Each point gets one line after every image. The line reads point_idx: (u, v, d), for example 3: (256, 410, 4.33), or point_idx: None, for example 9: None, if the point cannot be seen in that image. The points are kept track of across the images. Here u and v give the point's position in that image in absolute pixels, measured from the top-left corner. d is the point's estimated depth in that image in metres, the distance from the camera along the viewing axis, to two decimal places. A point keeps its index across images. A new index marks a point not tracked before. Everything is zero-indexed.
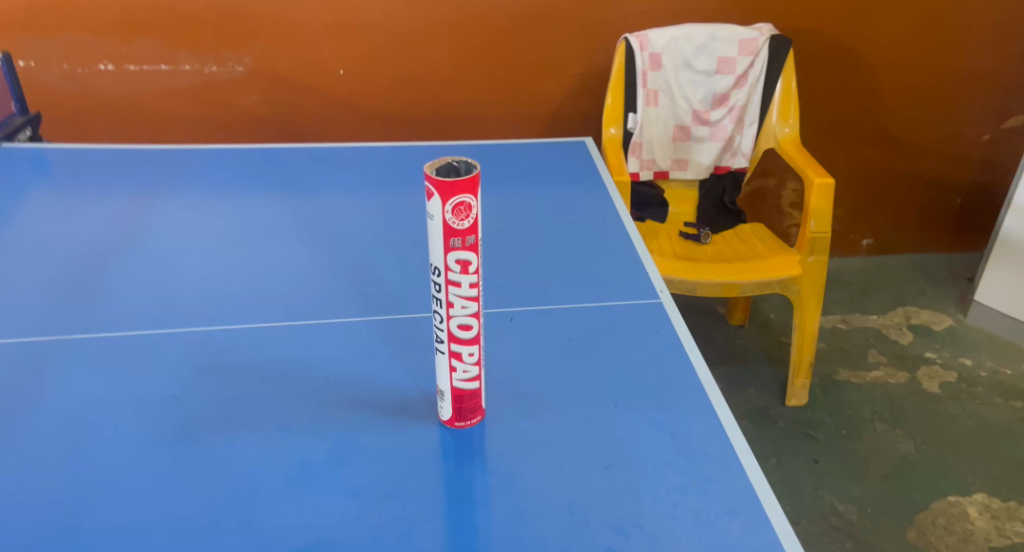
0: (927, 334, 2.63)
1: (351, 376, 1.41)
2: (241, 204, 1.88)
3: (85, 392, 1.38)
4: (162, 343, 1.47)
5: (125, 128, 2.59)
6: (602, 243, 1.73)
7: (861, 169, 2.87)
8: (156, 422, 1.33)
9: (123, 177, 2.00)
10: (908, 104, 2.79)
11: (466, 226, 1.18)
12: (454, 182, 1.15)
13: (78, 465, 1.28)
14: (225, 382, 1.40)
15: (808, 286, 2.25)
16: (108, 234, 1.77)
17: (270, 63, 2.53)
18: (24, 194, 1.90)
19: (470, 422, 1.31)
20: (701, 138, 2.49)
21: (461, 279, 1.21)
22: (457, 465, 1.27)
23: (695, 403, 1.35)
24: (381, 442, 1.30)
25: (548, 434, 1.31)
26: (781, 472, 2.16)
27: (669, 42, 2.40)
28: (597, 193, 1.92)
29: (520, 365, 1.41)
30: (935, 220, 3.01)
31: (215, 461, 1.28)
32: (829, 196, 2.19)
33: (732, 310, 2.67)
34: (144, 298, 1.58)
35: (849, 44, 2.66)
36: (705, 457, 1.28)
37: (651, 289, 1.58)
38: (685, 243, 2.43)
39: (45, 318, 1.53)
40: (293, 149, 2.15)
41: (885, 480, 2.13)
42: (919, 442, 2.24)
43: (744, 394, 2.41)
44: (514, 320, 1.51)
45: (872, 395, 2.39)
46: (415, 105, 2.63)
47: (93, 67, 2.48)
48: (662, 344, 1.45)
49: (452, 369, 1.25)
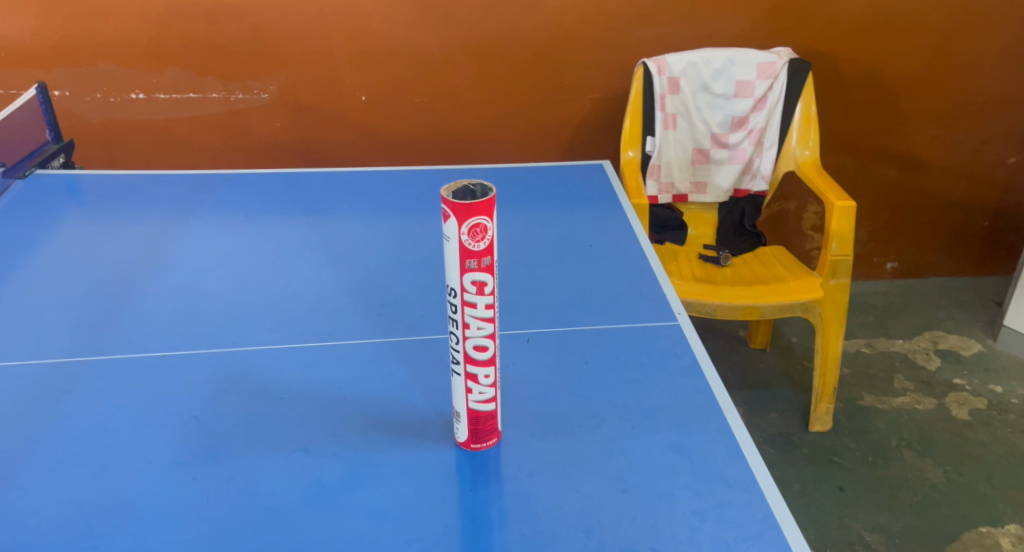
0: (955, 360, 2.59)
1: (367, 398, 1.41)
2: (262, 228, 1.91)
3: (109, 412, 1.40)
4: (185, 364, 1.49)
5: (153, 155, 2.64)
6: (618, 265, 1.73)
7: (887, 191, 2.86)
8: (176, 442, 1.35)
9: (149, 202, 2.03)
10: (933, 125, 2.77)
11: (482, 247, 1.18)
12: (471, 204, 1.15)
13: (100, 483, 1.29)
14: (244, 402, 1.41)
15: (830, 309, 2.23)
16: (136, 258, 1.80)
17: (295, 90, 2.57)
18: (55, 219, 1.95)
19: (485, 444, 1.31)
20: (721, 160, 2.49)
21: (477, 300, 1.20)
22: (471, 487, 1.27)
23: (712, 426, 1.34)
24: (397, 463, 1.30)
25: (563, 457, 1.30)
26: (806, 499, 2.13)
27: (687, 66, 2.41)
28: (616, 215, 1.92)
29: (535, 386, 1.41)
30: (963, 243, 2.97)
31: (233, 482, 1.29)
32: (850, 218, 2.18)
33: (754, 333, 2.65)
34: (169, 320, 1.60)
35: (872, 66, 2.66)
36: (723, 482, 1.26)
37: (668, 312, 1.58)
38: (704, 265, 2.42)
39: (73, 339, 1.56)
40: (314, 173, 2.18)
41: (914, 509, 2.10)
42: (949, 470, 2.20)
43: (766, 418, 2.39)
44: (531, 342, 1.51)
45: (898, 421, 2.35)
46: (437, 131, 2.66)
47: (124, 97, 2.54)
48: (679, 367, 1.45)
49: (468, 391, 1.25)
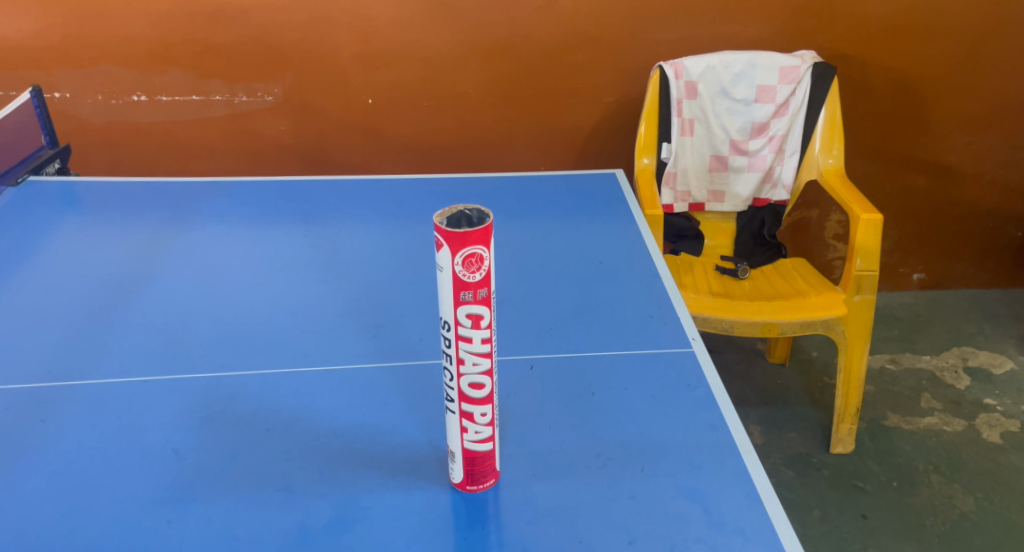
0: (986, 378, 2.48)
1: (359, 430, 1.32)
2: (260, 239, 1.82)
3: (85, 444, 1.32)
4: (168, 390, 1.41)
5: (154, 158, 2.56)
6: (630, 284, 1.63)
7: (914, 199, 2.74)
8: (154, 479, 1.26)
9: (145, 209, 1.95)
10: (963, 131, 2.65)
11: (478, 278, 1.09)
12: (465, 233, 1.06)
13: (73, 524, 1.21)
14: (229, 433, 1.32)
15: (854, 327, 2.12)
16: (126, 270, 1.71)
17: (300, 93, 2.48)
18: (49, 227, 1.87)
19: (481, 486, 1.22)
20: (740, 168, 2.38)
21: (472, 334, 1.11)
22: (466, 533, 1.18)
23: (728, 468, 1.24)
24: (388, 506, 1.22)
25: (566, 501, 1.21)
26: (826, 526, 2.03)
27: (705, 70, 2.31)
28: (628, 228, 1.83)
29: (538, 419, 1.32)
30: (994, 254, 2.85)
31: (212, 525, 1.21)
32: (876, 232, 2.08)
33: (773, 347, 2.55)
34: (157, 340, 1.52)
35: (900, 69, 2.54)
36: (739, 534, 1.17)
37: (683, 337, 1.48)
38: (721, 278, 2.32)
39: (54, 360, 1.48)
40: (315, 181, 2.09)
41: (941, 539, 2.00)
42: (980, 498, 2.09)
43: (785, 437, 2.29)
44: (534, 369, 1.41)
45: (926, 444, 2.25)
46: (446, 135, 2.56)
47: (126, 99, 2.46)
48: (693, 400, 1.35)
49: (463, 430, 1.16)
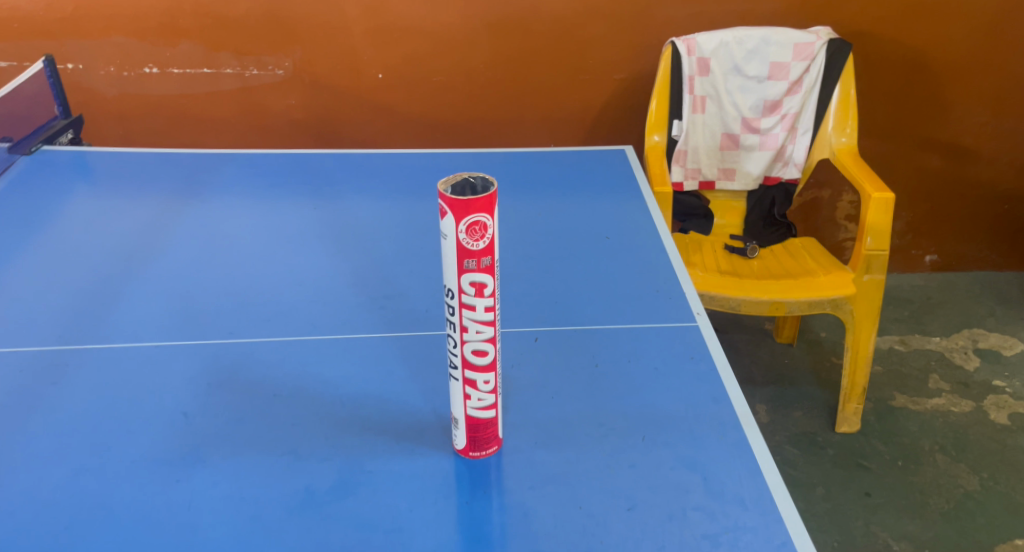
0: (995, 360, 2.47)
1: (363, 398, 1.33)
2: (269, 211, 1.83)
3: (94, 406, 1.32)
4: (177, 356, 1.41)
5: (165, 131, 2.56)
6: (635, 259, 1.63)
7: (928, 180, 2.72)
8: (163, 441, 1.27)
9: (156, 179, 1.96)
10: (978, 112, 2.63)
11: (481, 247, 1.09)
12: (469, 201, 1.06)
13: (81, 483, 1.21)
14: (236, 398, 1.33)
15: (862, 306, 2.12)
16: (138, 239, 1.72)
17: (311, 66, 2.48)
18: (61, 195, 1.88)
19: (484, 452, 1.23)
20: (751, 146, 2.37)
21: (475, 302, 1.12)
22: (469, 498, 1.18)
23: (729, 439, 1.25)
24: (391, 470, 1.22)
25: (567, 469, 1.22)
26: (830, 504, 2.03)
27: (718, 46, 2.30)
28: (637, 205, 1.82)
29: (542, 390, 1.33)
30: (1006, 236, 2.84)
31: (217, 486, 1.21)
32: (887, 211, 2.06)
33: (780, 327, 2.55)
34: (167, 308, 1.52)
35: (914, 48, 2.52)
36: (738, 503, 1.17)
37: (688, 311, 1.48)
38: (730, 256, 2.32)
39: (65, 326, 1.48)
40: (324, 154, 2.09)
41: (945, 518, 2.00)
42: (985, 478, 2.09)
43: (791, 417, 2.29)
44: (539, 341, 1.42)
45: (932, 424, 2.24)
46: (456, 110, 2.56)
47: (138, 71, 2.47)
48: (697, 373, 1.35)
49: (466, 397, 1.17)
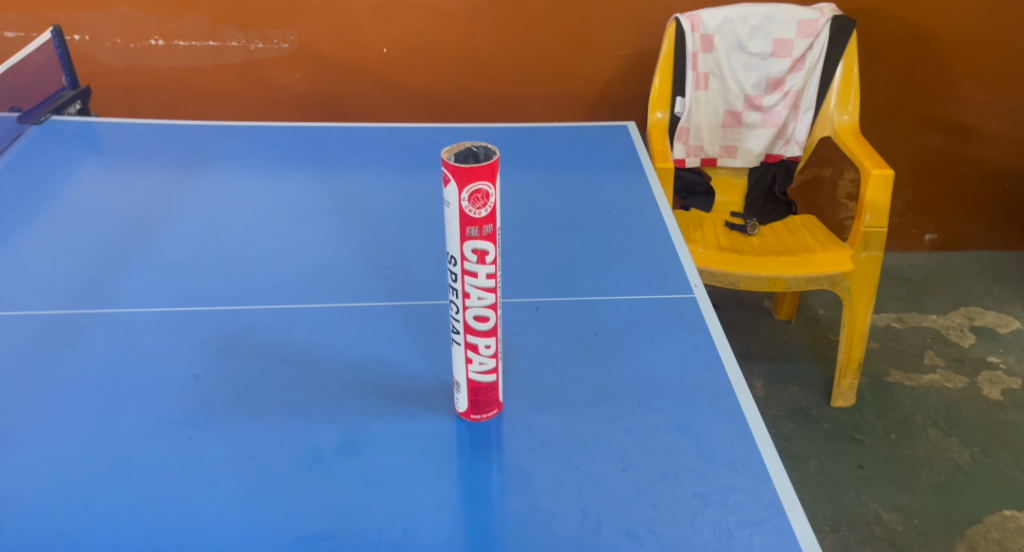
0: (990, 337, 2.50)
1: (368, 362, 1.37)
2: (275, 183, 1.85)
3: (107, 368, 1.36)
4: (187, 321, 1.45)
5: (171, 103, 2.58)
6: (636, 233, 1.66)
7: (929, 158, 2.74)
8: (175, 401, 1.30)
9: (163, 149, 1.98)
10: (979, 90, 2.64)
11: (484, 215, 1.12)
12: (472, 168, 1.09)
13: (94, 441, 1.25)
14: (245, 362, 1.37)
15: (860, 282, 2.15)
16: (147, 209, 1.75)
17: (316, 41, 2.50)
18: (70, 164, 1.91)
19: (485, 415, 1.26)
20: (753, 124, 2.39)
21: (478, 269, 1.15)
22: (470, 458, 1.22)
23: (722, 406, 1.28)
24: (395, 431, 1.25)
25: (565, 432, 1.25)
26: (822, 476, 2.07)
27: (722, 23, 2.31)
28: (638, 180, 1.85)
29: (541, 357, 1.36)
30: (1005, 215, 2.86)
31: (227, 444, 1.24)
32: (886, 187, 2.09)
33: (779, 304, 2.58)
34: (176, 276, 1.56)
35: (916, 26, 2.53)
36: (729, 465, 1.20)
37: (685, 284, 1.51)
38: (730, 233, 2.35)
39: (77, 292, 1.52)
40: (329, 127, 2.12)
41: (936, 489, 2.03)
42: (976, 451, 2.13)
43: (787, 391, 2.32)
44: (539, 311, 1.45)
45: (926, 399, 2.28)
46: (460, 86, 2.58)
47: (145, 43, 2.49)
48: (693, 343, 1.38)
49: (468, 361, 1.20)
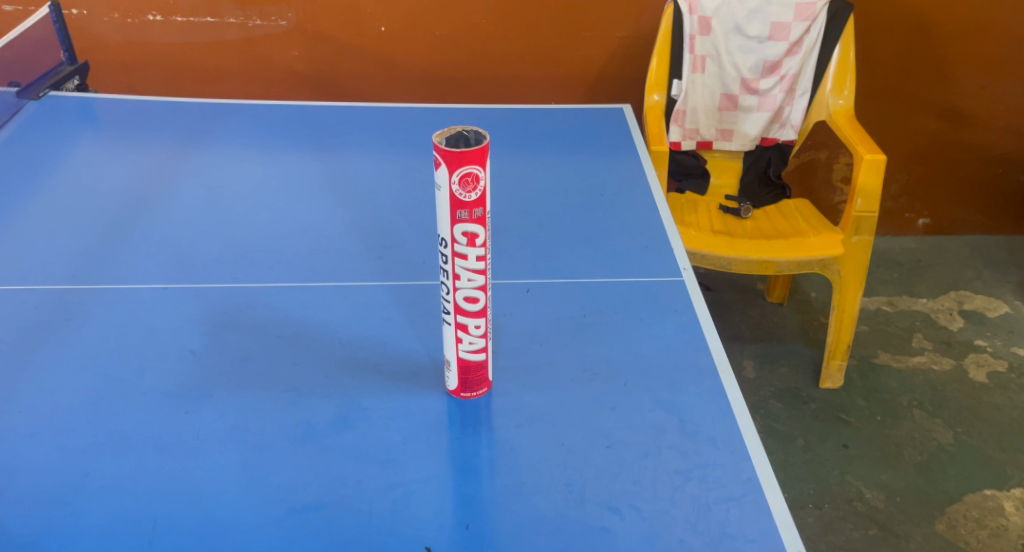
0: (979, 320, 2.53)
1: (361, 340, 1.39)
2: (273, 161, 1.88)
3: (107, 343, 1.39)
4: (185, 298, 1.47)
5: (169, 79, 2.60)
6: (627, 216, 1.68)
7: (922, 142, 2.76)
8: (173, 376, 1.33)
9: (162, 126, 2.00)
10: (973, 75, 2.66)
11: (474, 198, 1.14)
12: (462, 152, 1.11)
13: (94, 413, 1.28)
14: (241, 339, 1.39)
15: (850, 266, 2.17)
16: (146, 185, 1.77)
17: (314, 18, 2.51)
18: (70, 140, 1.93)
19: (475, 393, 1.29)
20: (749, 107, 2.41)
21: (468, 251, 1.17)
22: (460, 434, 1.25)
23: (707, 386, 1.31)
24: (386, 408, 1.28)
25: (552, 410, 1.28)
26: (808, 455, 2.11)
27: (720, 5, 2.32)
28: (630, 163, 1.87)
29: (531, 337, 1.39)
30: (997, 199, 2.88)
31: (224, 418, 1.27)
32: (878, 173, 2.11)
33: (772, 287, 2.61)
34: (173, 253, 1.58)
35: (913, 10, 2.54)
36: (710, 442, 1.24)
37: (674, 267, 1.54)
38: (724, 216, 2.37)
39: (77, 268, 1.54)
40: (326, 106, 2.13)
41: (918, 469, 2.07)
42: (959, 432, 2.16)
43: (777, 372, 2.36)
44: (531, 292, 1.48)
45: (912, 381, 2.31)
46: (457, 65, 2.60)
47: (142, 18, 2.49)
48: (680, 325, 1.41)
49: (458, 340, 1.23)
